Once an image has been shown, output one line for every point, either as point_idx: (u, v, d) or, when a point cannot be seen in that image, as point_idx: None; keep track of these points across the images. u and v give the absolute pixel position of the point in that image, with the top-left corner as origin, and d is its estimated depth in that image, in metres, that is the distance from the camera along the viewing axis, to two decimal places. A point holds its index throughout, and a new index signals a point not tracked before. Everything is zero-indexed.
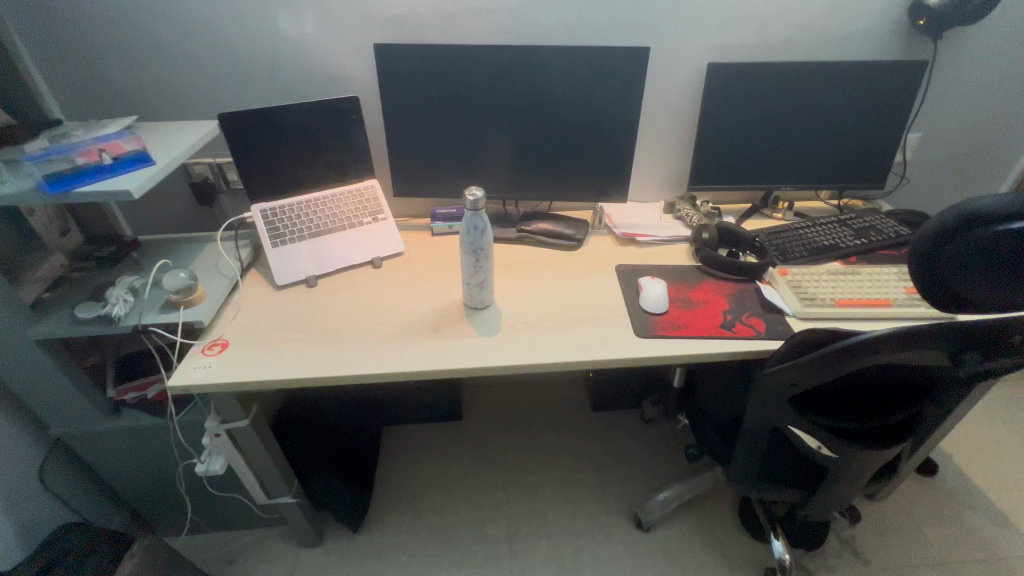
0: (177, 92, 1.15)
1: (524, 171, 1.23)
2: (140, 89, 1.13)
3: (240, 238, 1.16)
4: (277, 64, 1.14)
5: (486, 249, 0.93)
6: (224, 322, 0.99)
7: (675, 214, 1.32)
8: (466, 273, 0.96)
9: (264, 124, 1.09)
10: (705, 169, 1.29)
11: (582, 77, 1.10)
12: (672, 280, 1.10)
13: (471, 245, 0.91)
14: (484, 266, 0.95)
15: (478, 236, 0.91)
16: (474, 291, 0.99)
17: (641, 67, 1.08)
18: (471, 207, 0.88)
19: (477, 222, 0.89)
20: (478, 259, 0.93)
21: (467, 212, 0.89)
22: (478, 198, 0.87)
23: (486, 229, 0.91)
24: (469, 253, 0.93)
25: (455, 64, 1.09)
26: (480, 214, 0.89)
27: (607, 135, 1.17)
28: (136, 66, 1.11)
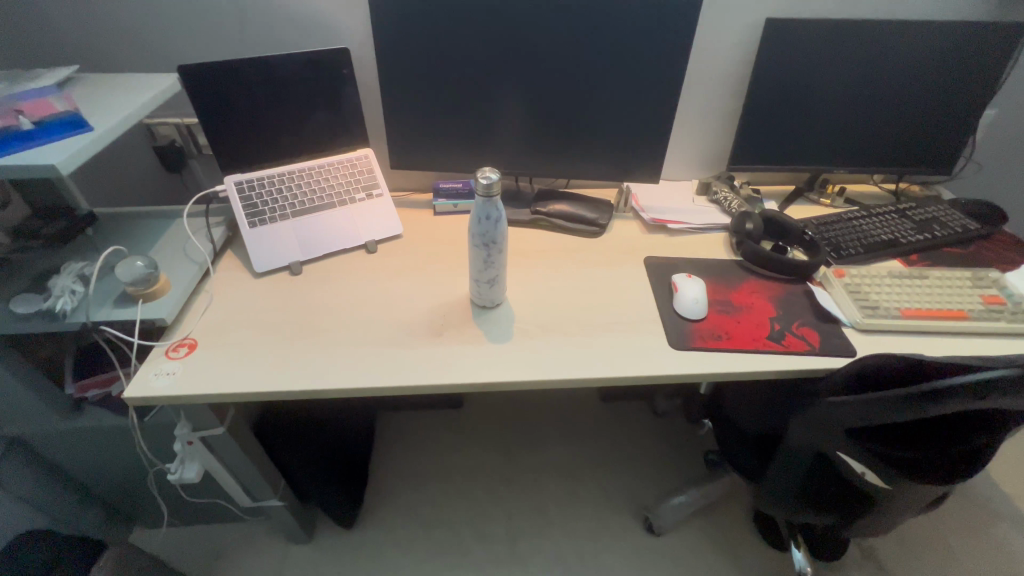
0: (135, 38, 0.96)
1: (543, 143, 1.07)
2: (89, 32, 0.95)
3: (212, 215, 1.00)
4: (255, 6, 0.95)
5: (501, 243, 0.79)
6: (191, 318, 0.85)
7: (711, 197, 1.17)
8: (474, 269, 0.82)
9: (238, 79, 0.92)
10: (750, 147, 1.13)
11: (618, 31, 0.92)
12: (709, 279, 0.96)
13: (482, 238, 0.77)
14: (497, 262, 0.81)
15: (491, 227, 0.76)
16: (483, 290, 0.85)
17: (690, 22, 0.90)
18: (483, 193, 0.72)
19: (490, 211, 0.74)
20: (490, 254, 0.79)
21: (477, 199, 0.74)
22: (494, 181, 0.71)
23: (502, 219, 0.76)
24: (478, 248, 0.79)
25: (467, 11, 0.91)
26: (495, 201, 0.74)
27: (643, 103, 1.00)
28: (81, 4, 0.92)
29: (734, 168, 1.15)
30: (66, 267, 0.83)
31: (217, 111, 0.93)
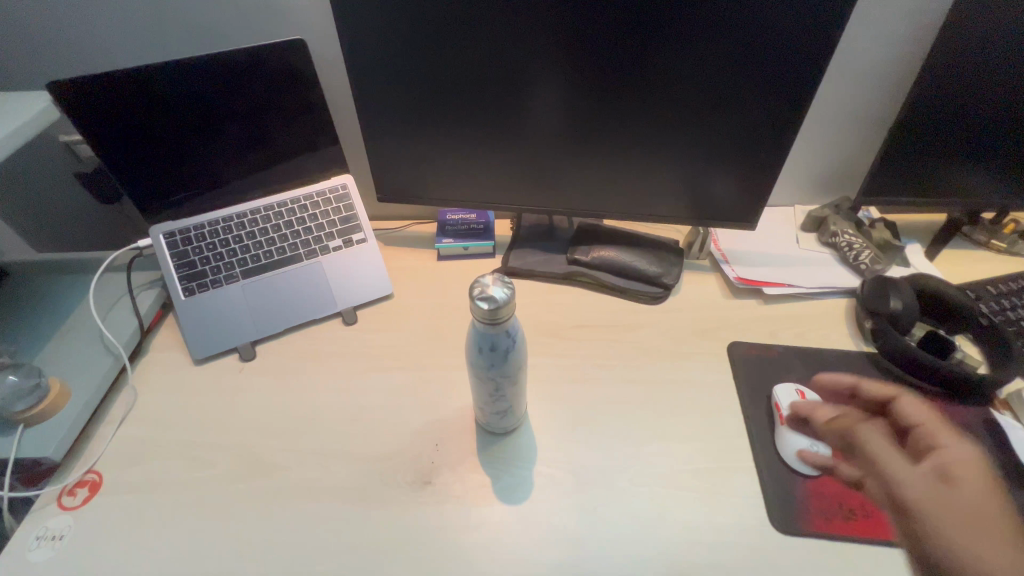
0: (17, 32, 0.69)
1: (587, 171, 0.75)
2: None
3: (144, 277, 0.76)
4: None
5: (515, 374, 0.51)
6: (102, 435, 0.63)
7: (828, 241, 0.81)
8: (476, 398, 0.56)
9: (150, 95, 0.64)
10: (897, 172, 0.76)
11: (718, 4, 0.57)
12: (829, 390, 0.65)
13: (484, 375, 0.49)
14: (508, 395, 0.54)
15: (499, 361, 0.48)
16: (489, 419, 0.58)
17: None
18: (485, 321, 0.44)
19: (495, 342, 0.46)
20: (497, 389, 0.52)
21: (474, 324, 0.46)
22: (503, 305, 0.43)
23: (515, 346, 0.48)
24: (479, 380, 0.52)
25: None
26: (504, 327, 0.46)
27: (743, 118, 0.65)
28: None
29: (865, 200, 0.79)
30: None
31: (128, 141, 0.66)
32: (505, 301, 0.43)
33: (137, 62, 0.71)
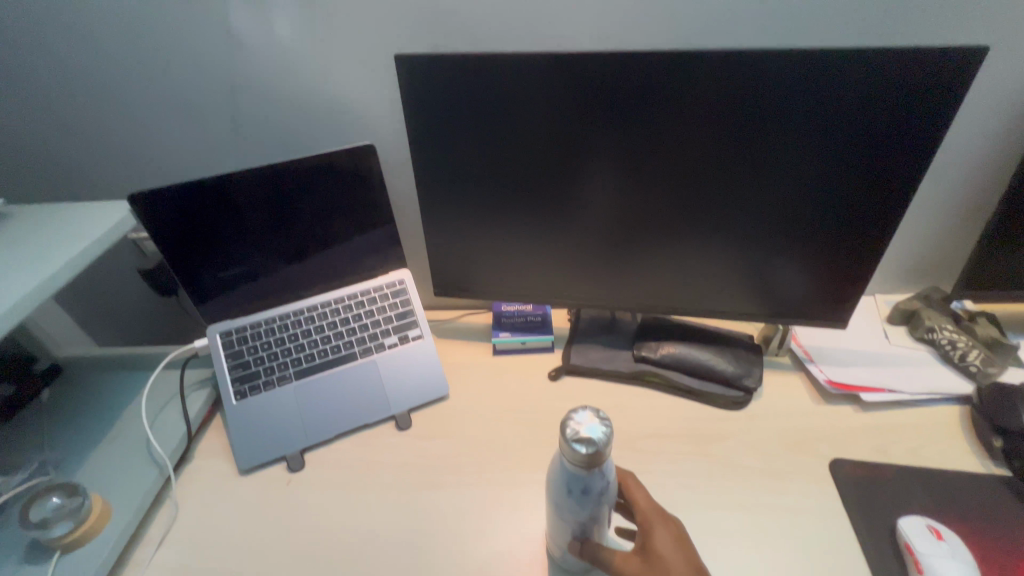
0: (104, 142, 0.72)
1: (655, 270, 0.71)
2: (52, 143, 0.73)
3: (196, 376, 0.74)
4: (247, 94, 0.67)
5: (603, 517, 0.45)
6: (138, 560, 0.58)
7: (924, 338, 0.74)
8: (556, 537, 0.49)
9: (223, 202, 0.66)
10: (999, 263, 0.69)
11: (807, 109, 0.54)
12: (966, 527, 0.55)
13: (570, 519, 0.44)
14: (593, 537, 0.47)
15: (590, 504, 0.43)
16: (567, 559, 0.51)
17: (947, 85, 0.51)
18: (579, 462, 0.39)
19: (587, 483, 0.41)
20: (583, 533, 0.46)
21: (565, 463, 0.41)
22: (600, 444, 0.38)
23: (608, 488, 0.43)
24: (563, 522, 0.46)
25: (545, 80, 0.56)
26: (598, 469, 0.40)
27: (831, 213, 0.61)
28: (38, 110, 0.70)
29: (961, 293, 0.72)
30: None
31: (198, 245, 0.67)
32: (602, 440, 0.39)
33: (211, 168, 0.74)
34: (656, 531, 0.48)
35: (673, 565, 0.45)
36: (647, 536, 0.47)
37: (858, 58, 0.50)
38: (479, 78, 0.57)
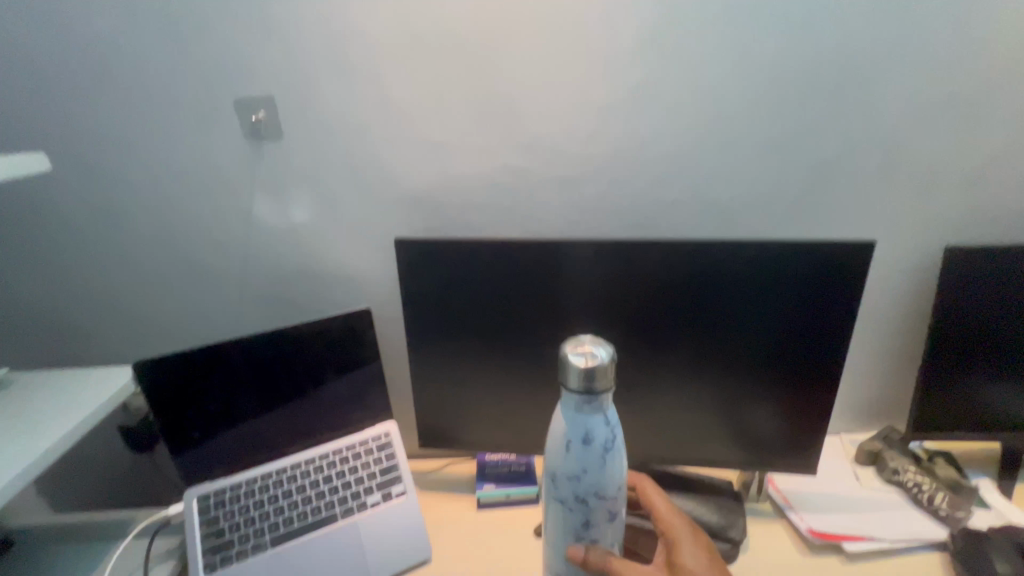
0: (116, 306, 0.77)
1: (632, 422, 0.75)
2: (64, 308, 0.77)
3: (163, 544, 0.70)
4: (257, 266, 0.75)
5: (611, 493, 0.45)
6: None
7: (891, 480, 0.78)
8: (561, 532, 0.48)
9: (224, 365, 0.70)
10: (943, 411, 0.76)
11: (743, 290, 0.64)
12: None
13: (571, 477, 0.44)
14: (598, 516, 0.46)
15: (591, 459, 0.43)
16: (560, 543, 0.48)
17: (857, 269, 0.62)
18: (580, 399, 0.42)
19: (586, 422, 0.43)
20: (586, 503, 0.45)
21: (566, 394, 0.43)
22: (599, 392, 0.41)
23: (614, 442, 0.43)
24: (565, 494, 0.45)
25: (522, 260, 0.66)
26: (601, 402, 0.43)
27: (786, 367, 0.68)
28: (59, 279, 0.76)
29: (918, 436, 0.77)
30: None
31: (192, 407, 0.70)
32: (603, 369, 0.41)
33: (215, 330, 0.78)
34: (683, 543, 0.55)
35: None
36: (672, 552, 0.55)
37: (777, 252, 0.62)
38: (467, 258, 0.67)
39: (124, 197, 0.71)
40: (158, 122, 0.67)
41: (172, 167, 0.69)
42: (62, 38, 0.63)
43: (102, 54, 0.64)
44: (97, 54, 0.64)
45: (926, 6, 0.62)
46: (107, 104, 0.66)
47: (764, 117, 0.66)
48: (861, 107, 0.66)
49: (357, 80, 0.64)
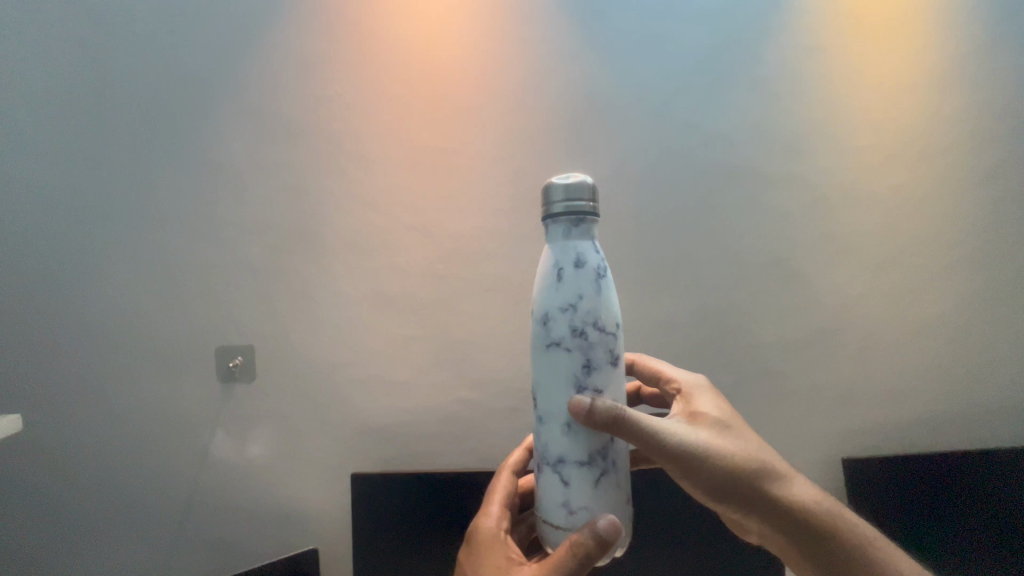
0: (44, 563, 0.73)
1: None
2: None
3: None
4: (205, 505, 0.74)
5: (608, 325, 0.37)
6: None
7: None
8: (561, 394, 0.38)
9: None
10: None
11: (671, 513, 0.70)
12: None
13: (565, 304, 0.37)
14: (599, 356, 0.37)
15: (586, 284, 0.37)
16: (564, 493, 0.39)
17: None
18: (566, 222, 0.37)
19: (577, 245, 0.37)
20: (584, 337, 0.37)
21: (550, 226, 0.38)
22: (582, 196, 0.36)
23: (604, 268, 0.38)
24: (560, 330, 0.37)
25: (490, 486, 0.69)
26: (584, 233, 0.37)
27: None
28: None
29: None
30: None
31: None
32: (585, 189, 0.37)
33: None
34: (698, 398, 0.50)
35: (718, 416, 0.47)
36: (688, 404, 0.49)
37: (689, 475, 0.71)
38: (431, 491, 0.70)
39: (87, 442, 0.73)
40: (137, 371, 0.74)
41: (138, 418, 0.74)
42: (69, 310, 0.74)
43: (100, 322, 0.74)
44: (101, 317, 0.74)
45: (774, 271, 0.80)
46: (92, 362, 0.74)
47: (681, 356, 0.78)
48: (758, 346, 0.79)
49: (327, 331, 0.74)
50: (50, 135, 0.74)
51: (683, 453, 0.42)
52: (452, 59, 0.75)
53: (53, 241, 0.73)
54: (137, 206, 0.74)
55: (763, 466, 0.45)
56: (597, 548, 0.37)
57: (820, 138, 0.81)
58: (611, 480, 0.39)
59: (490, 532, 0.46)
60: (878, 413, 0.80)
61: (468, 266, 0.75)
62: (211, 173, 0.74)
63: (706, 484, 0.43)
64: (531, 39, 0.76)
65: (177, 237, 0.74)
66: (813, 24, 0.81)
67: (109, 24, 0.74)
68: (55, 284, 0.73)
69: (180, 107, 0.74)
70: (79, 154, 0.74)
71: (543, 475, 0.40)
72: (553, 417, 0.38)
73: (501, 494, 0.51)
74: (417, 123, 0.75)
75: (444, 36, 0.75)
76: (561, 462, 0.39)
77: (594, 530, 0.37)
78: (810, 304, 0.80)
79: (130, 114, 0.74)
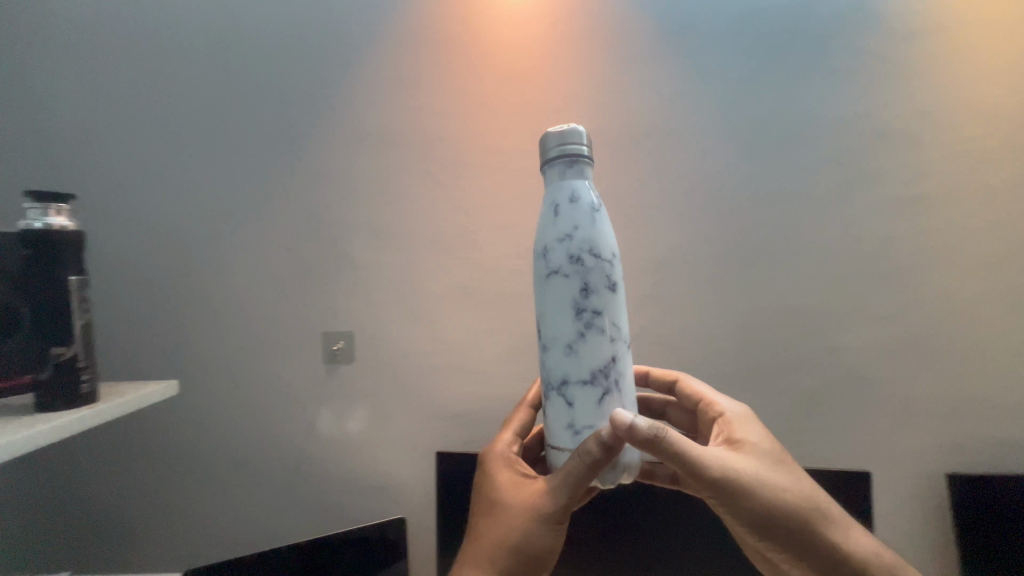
0: (173, 519, 0.82)
1: None
2: (119, 524, 0.82)
3: None
4: (310, 472, 0.82)
5: (603, 253, 0.38)
6: None
7: None
8: (562, 320, 0.38)
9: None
10: None
11: None
12: None
13: (562, 234, 0.37)
14: (597, 281, 0.38)
15: (581, 216, 0.38)
16: (569, 412, 0.39)
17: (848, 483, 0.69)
18: (561, 163, 0.38)
19: (571, 183, 0.38)
20: (581, 263, 0.37)
21: (548, 171, 0.40)
22: (575, 135, 0.38)
23: (599, 204, 0.39)
24: (558, 259, 0.38)
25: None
26: (579, 171, 0.39)
27: None
28: (122, 491, 0.82)
29: None
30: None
31: None
32: (578, 135, 0.38)
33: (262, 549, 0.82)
34: (740, 427, 0.49)
35: (760, 447, 0.46)
36: (733, 434, 0.48)
37: None
38: None
39: (200, 418, 0.82)
40: (245, 355, 0.81)
41: (248, 396, 0.82)
42: (181, 298, 0.80)
43: (211, 308, 0.81)
44: (210, 306, 0.81)
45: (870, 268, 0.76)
46: (206, 346, 0.81)
47: (760, 359, 0.77)
48: (850, 352, 0.76)
49: (420, 325, 0.81)
50: (174, 141, 0.80)
51: (729, 484, 0.42)
52: (540, 68, 0.79)
53: (168, 231, 0.80)
54: (246, 203, 0.80)
55: (823, 515, 0.43)
56: (600, 457, 0.38)
57: (930, 129, 0.75)
58: (614, 401, 0.39)
59: (503, 453, 0.51)
60: (988, 427, 0.74)
61: None
62: (318, 178, 0.80)
63: (747, 512, 0.42)
64: (616, 44, 0.79)
65: (280, 234, 0.80)
66: (926, 7, 0.75)
67: (228, 37, 0.80)
68: (176, 280, 0.80)
69: (290, 115, 0.80)
70: (193, 154, 0.80)
71: (549, 401, 0.41)
72: (556, 342, 0.39)
73: (518, 423, 0.55)
74: (506, 129, 0.79)
75: (533, 42, 0.79)
76: (564, 383, 0.39)
77: (597, 442, 0.38)
78: (912, 306, 0.75)
79: (245, 122, 0.80)
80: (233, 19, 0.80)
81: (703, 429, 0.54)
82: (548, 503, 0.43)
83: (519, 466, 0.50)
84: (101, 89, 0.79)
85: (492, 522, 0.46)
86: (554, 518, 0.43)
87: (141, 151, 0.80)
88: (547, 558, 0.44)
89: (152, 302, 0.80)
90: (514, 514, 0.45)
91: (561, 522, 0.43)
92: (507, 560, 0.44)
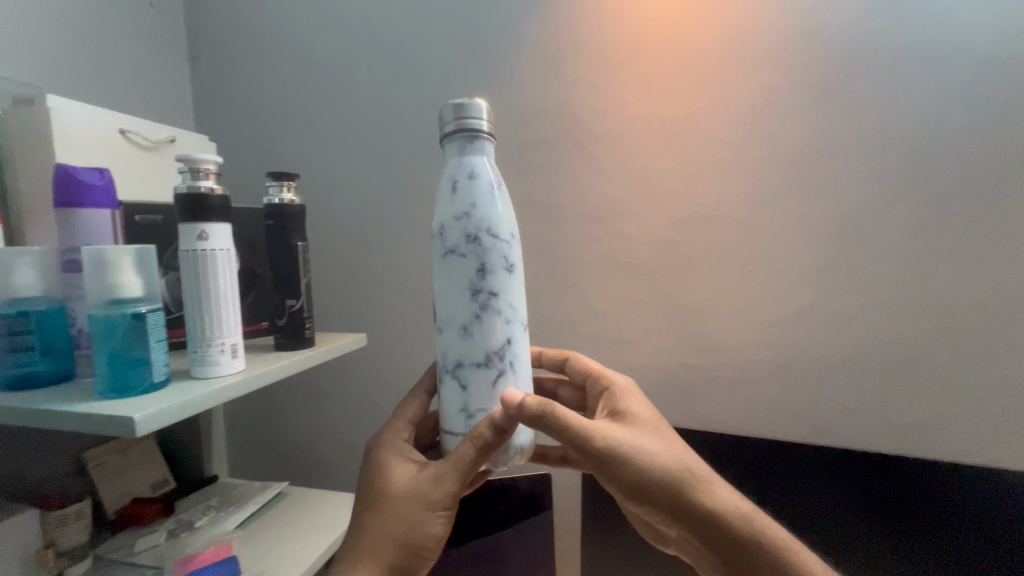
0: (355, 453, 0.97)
1: None
2: (316, 452, 0.99)
3: None
4: None
5: (498, 230, 0.40)
6: None
7: None
8: (457, 301, 0.41)
9: None
10: None
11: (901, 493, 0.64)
12: None
13: (458, 213, 0.40)
14: (493, 260, 0.40)
15: (478, 194, 0.40)
16: (464, 393, 0.42)
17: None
18: (460, 139, 0.41)
19: (470, 160, 0.40)
20: (477, 242, 0.40)
21: (448, 148, 0.42)
22: (471, 112, 0.40)
23: (494, 180, 0.41)
24: (455, 238, 0.40)
25: (753, 469, 0.70)
26: (477, 150, 0.41)
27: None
28: (317, 425, 0.98)
29: None
30: (204, 528, 0.70)
31: None
32: (475, 111, 0.40)
33: None
34: (629, 399, 0.53)
35: (642, 415, 0.50)
36: (617, 406, 0.52)
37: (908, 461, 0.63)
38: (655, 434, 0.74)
39: (377, 369, 0.94)
40: (412, 314, 0.91)
41: (415, 352, 0.92)
42: (363, 263, 0.92)
43: (385, 273, 0.92)
44: (384, 271, 0.92)
45: None
46: (383, 306, 0.92)
47: (946, 336, 0.71)
48: None
49: (570, 293, 0.84)
50: (353, 123, 0.91)
51: (613, 457, 0.45)
52: (700, 24, 0.75)
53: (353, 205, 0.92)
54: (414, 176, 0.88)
55: (692, 475, 0.46)
56: (494, 438, 0.41)
57: None
58: (508, 380, 0.42)
59: (395, 442, 0.51)
60: None
61: (704, 234, 0.77)
62: None
63: (640, 478, 0.45)
64: None
65: None
66: None
67: (393, 23, 0.87)
68: (355, 248, 0.93)
69: (447, 93, 0.86)
70: (371, 133, 0.90)
71: (445, 383, 0.44)
72: (451, 323, 0.42)
73: (413, 410, 0.55)
74: (658, 93, 0.77)
75: None
76: (458, 365, 0.42)
77: (491, 424, 0.41)
78: None
79: (408, 103, 0.87)
80: (398, 8, 0.87)
81: (594, 402, 0.59)
82: (435, 490, 0.45)
83: (413, 454, 0.50)
84: (300, 85, 0.93)
85: (381, 521, 0.45)
86: (443, 505, 0.45)
87: (330, 137, 0.92)
88: (435, 546, 0.46)
89: (338, 267, 0.94)
90: (402, 507, 0.45)
91: (449, 507, 0.45)
92: (400, 551, 0.44)
